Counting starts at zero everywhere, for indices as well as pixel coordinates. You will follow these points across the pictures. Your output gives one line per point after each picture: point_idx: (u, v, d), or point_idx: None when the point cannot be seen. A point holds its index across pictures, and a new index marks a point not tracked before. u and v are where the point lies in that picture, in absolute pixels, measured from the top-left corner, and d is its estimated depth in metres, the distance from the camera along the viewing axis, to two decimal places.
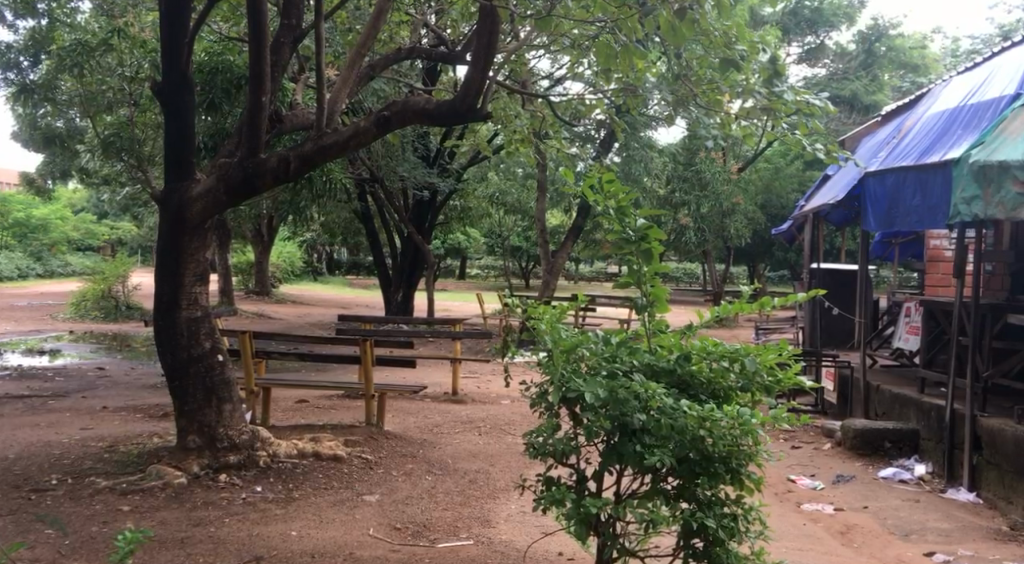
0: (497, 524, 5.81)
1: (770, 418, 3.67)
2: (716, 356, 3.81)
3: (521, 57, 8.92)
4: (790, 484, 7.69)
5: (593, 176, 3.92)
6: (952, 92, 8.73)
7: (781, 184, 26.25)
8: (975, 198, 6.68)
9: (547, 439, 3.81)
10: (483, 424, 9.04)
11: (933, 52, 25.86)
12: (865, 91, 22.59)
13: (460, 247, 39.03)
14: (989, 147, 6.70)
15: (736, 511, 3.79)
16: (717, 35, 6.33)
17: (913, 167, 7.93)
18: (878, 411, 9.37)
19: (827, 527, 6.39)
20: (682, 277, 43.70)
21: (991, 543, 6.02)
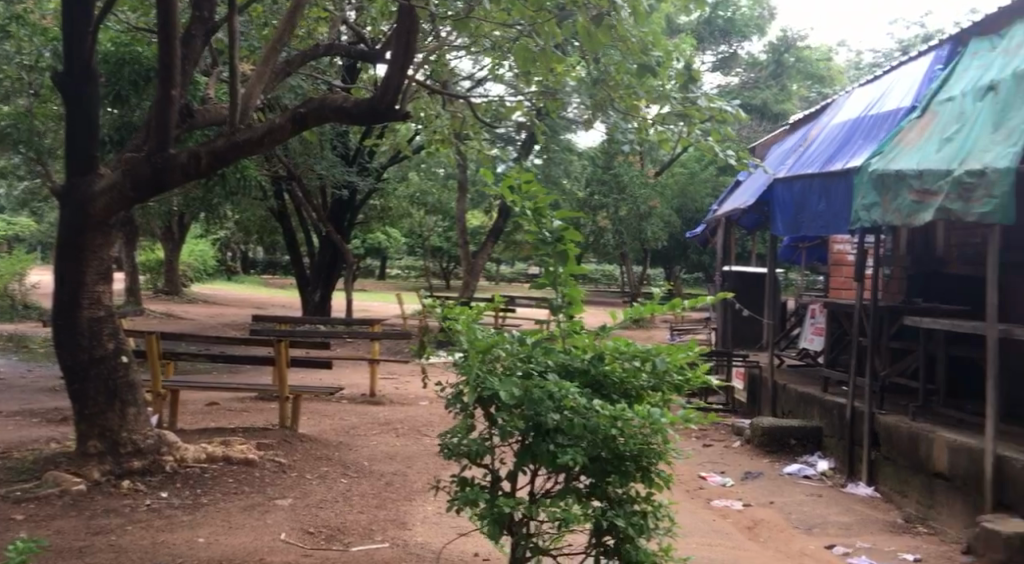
0: (412, 526, 5.78)
1: (680, 418, 3.72)
2: (628, 356, 3.87)
3: (441, 56, 8.91)
4: (701, 482, 7.88)
5: (512, 178, 3.94)
6: (854, 103, 9.09)
7: (695, 188, 26.86)
8: (874, 205, 7.03)
9: (461, 440, 3.81)
10: (401, 426, 8.98)
11: (838, 63, 26.88)
12: (774, 100, 23.40)
13: (379, 248, 38.70)
14: (888, 157, 7.09)
15: (646, 509, 3.82)
16: (634, 41, 6.35)
17: (818, 174, 8.22)
18: (785, 410, 9.69)
19: (735, 522, 6.57)
20: (600, 279, 44.22)
21: (887, 535, 6.27)
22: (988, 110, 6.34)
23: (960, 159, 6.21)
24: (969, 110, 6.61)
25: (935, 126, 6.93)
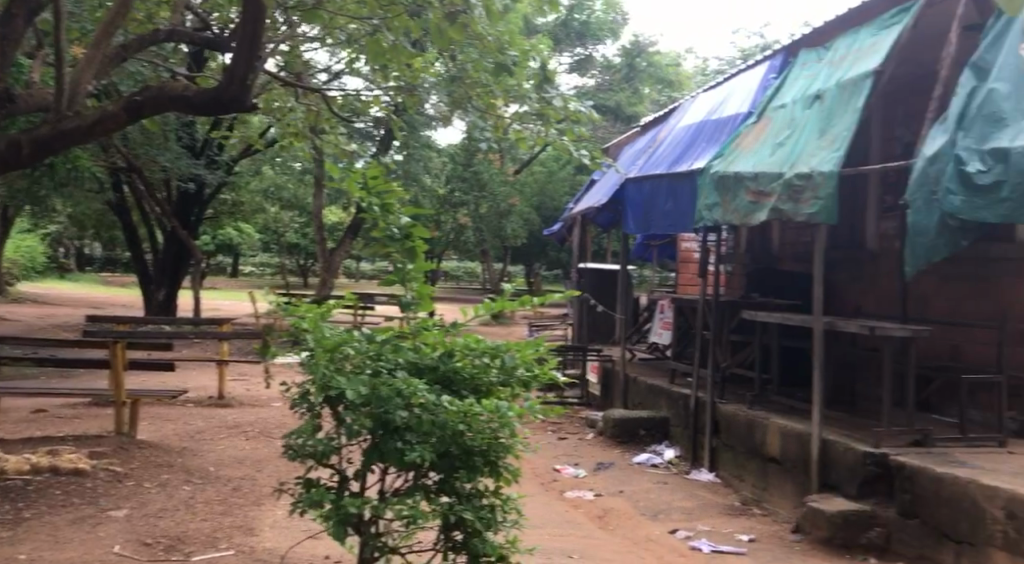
0: (259, 532, 5.60)
1: (527, 412, 3.71)
2: (478, 352, 3.81)
3: (292, 46, 8.67)
4: (555, 474, 8.03)
5: (359, 172, 3.90)
6: (698, 107, 9.49)
7: (554, 187, 27.35)
8: (715, 205, 7.38)
9: (307, 441, 3.71)
10: (250, 429, 8.70)
11: (686, 69, 28.02)
12: (627, 102, 24.13)
13: (232, 244, 37.37)
14: (728, 160, 7.46)
15: (493, 503, 3.81)
16: (490, 40, 6.55)
17: (665, 175, 8.54)
18: (634, 402, 10.02)
19: (586, 512, 6.73)
20: (461, 276, 44.34)
21: (726, 518, 6.59)
22: (816, 117, 6.74)
23: (791, 163, 6.57)
24: (799, 117, 7.00)
25: (769, 131, 7.32)
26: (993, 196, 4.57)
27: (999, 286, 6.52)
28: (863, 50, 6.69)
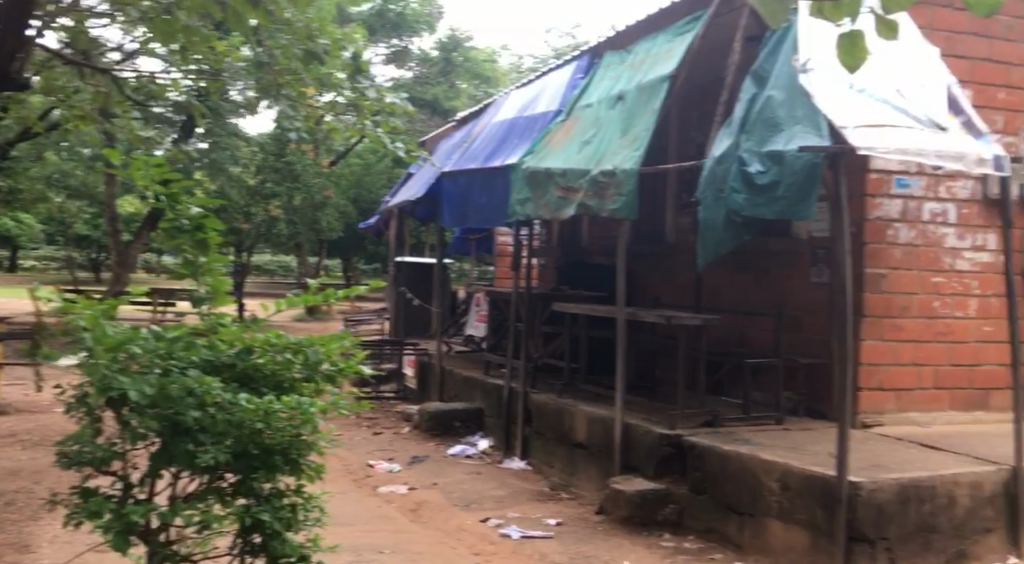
0: (38, 549, 5.20)
1: (330, 407, 3.56)
2: (279, 348, 3.63)
3: (79, 23, 8.06)
4: (368, 469, 7.98)
5: (141, 160, 3.74)
6: (511, 104, 9.69)
7: (371, 180, 27.08)
8: (527, 199, 7.57)
9: (85, 450, 3.45)
10: (30, 438, 8.04)
11: (502, 66, 28.53)
12: (445, 97, 24.27)
13: (14, 235, 34.30)
14: (540, 156, 7.67)
15: (296, 501, 3.69)
16: (298, 25, 6.34)
17: (479, 169, 8.67)
18: (450, 394, 10.12)
19: (398, 506, 6.74)
20: (274, 271, 42.97)
21: (535, 504, 6.79)
22: (619, 117, 7.05)
23: (596, 160, 6.86)
24: (604, 116, 7.31)
25: (576, 129, 7.59)
26: (770, 194, 4.95)
27: (778, 277, 7.10)
28: (660, 55, 7.05)
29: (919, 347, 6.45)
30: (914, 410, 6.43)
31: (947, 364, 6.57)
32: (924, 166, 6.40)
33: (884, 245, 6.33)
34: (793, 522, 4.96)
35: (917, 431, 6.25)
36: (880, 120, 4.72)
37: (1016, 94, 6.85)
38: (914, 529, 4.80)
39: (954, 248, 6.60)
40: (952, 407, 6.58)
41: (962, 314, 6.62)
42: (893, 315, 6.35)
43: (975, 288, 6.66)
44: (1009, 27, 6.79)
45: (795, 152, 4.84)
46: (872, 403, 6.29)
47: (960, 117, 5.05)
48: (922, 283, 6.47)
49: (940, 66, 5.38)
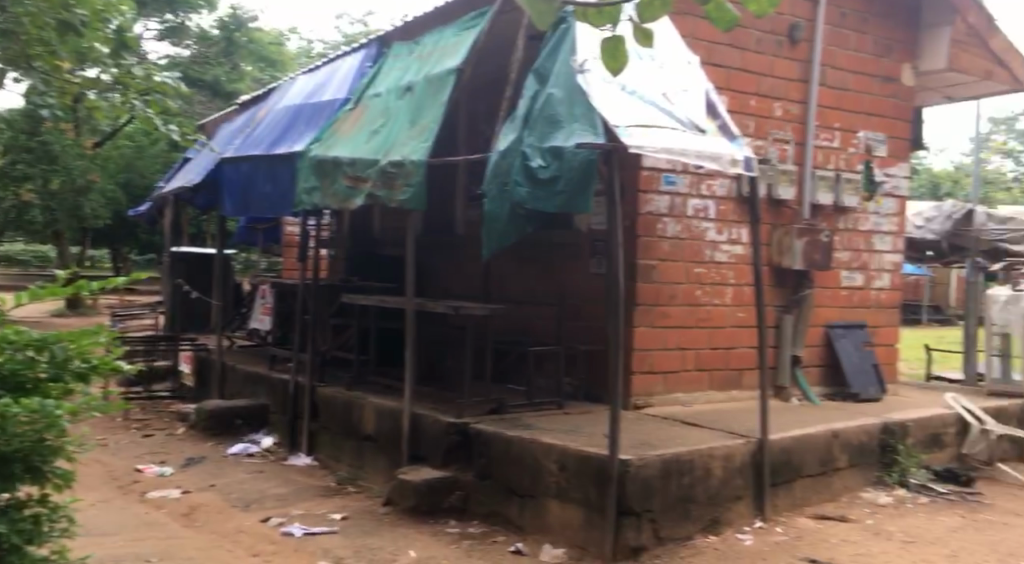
0: None
1: (82, 408, 3.15)
2: (18, 346, 3.18)
3: None
4: (137, 474, 7.51)
5: None
6: (297, 89, 9.40)
7: (144, 164, 25.30)
8: (314, 188, 7.38)
9: None
10: None
11: (287, 49, 27.55)
12: (226, 79, 23.10)
13: None
14: (327, 144, 7.51)
15: (39, 512, 3.29)
16: None
17: (263, 157, 8.35)
18: (232, 391, 9.72)
19: (170, 511, 6.39)
20: (33, 261, 39.21)
21: (318, 499, 6.68)
22: (407, 107, 7.04)
23: (385, 151, 6.81)
24: (392, 107, 7.26)
25: (365, 118, 7.50)
26: (550, 188, 5.07)
27: (559, 268, 7.39)
28: (448, 48, 7.07)
29: (683, 332, 6.95)
30: (679, 391, 6.92)
31: (707, 347, 7.12)
32: (687, 165, 6.88)
33: (654, 237, 6.76)
34: (569, 501, 5.20)
35: (680, 410, 6.73)
36: (647, 119, 5.02)
37: (765, 102, 7.53)
38: (675, 500, 5.18)
39: (713, 241, 7.16)
40: (711, 387, 7.15)
41: (720, 302, 7.19)
42: (661, 303, 6.80)
43: (731, 278, 7.26)
44: (758, 41, 7.46)
45: (574, 149, 4.95)
46: (642, 386, 6.70)
47: (716, 119, 5.48)
48: (686, 273, 6.96)
49: (699, 71, 5.81)
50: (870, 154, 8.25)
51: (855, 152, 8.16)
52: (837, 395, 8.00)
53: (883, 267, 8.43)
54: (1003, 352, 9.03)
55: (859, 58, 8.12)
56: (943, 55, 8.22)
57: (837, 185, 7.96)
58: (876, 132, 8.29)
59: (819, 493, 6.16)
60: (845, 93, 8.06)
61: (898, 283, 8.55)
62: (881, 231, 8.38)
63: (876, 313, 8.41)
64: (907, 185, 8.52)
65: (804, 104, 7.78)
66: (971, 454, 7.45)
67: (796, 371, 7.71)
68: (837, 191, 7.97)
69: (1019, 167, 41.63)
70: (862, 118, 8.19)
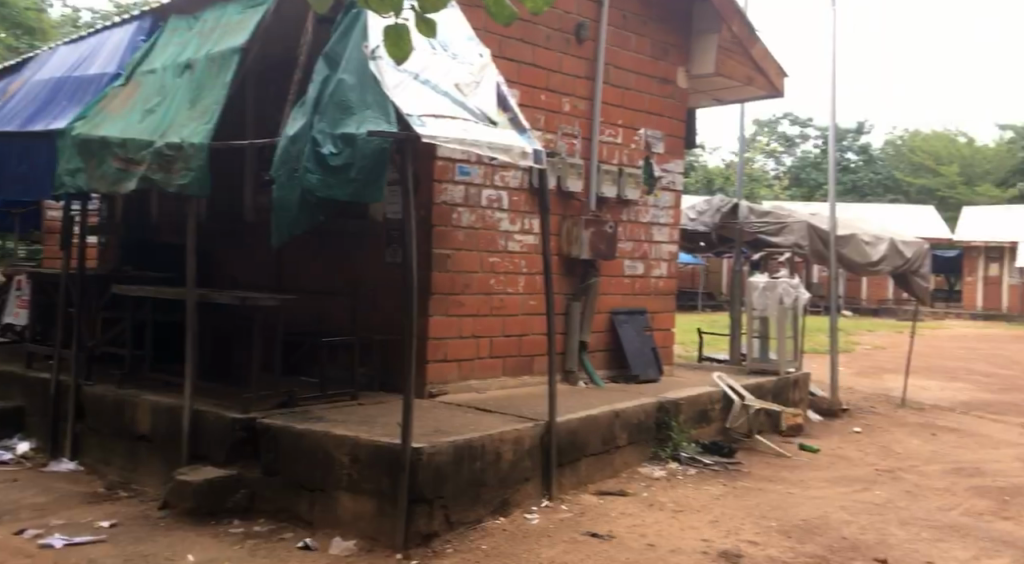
0: None
1: None
2: None
3: None
4: None
5: None
6: (59, 61, 8.63)
7: None
8: (78, 170, 6.81)
9: None
10: None
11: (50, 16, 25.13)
12: None
13: None
14: (93, 123, 6.95)
15: None
16: None
17: (18, 134, 7.59)
18: None
19: None
20: None
21: (84, 507, 6.20)
22: (186, 86, 6.65)
23: (160, 132, 6.40)
24: (169, 84, 6.84)
25: (138, 96, 7.02)
26: (343, 176, 4.99)
27: (352, 257, 7.28)
28: (232, 27, 6.73)
29: (477, 320, 7.07)
30: (473, 377, 7.05)
31: (501, 335, 7.29)
32: (481, 157, 6.98)
33: (449, 227, 6.82)
34: (361, 493, 5.17)
35: (474, 397, 6.86)
36: (438, 111, 4.99)
37: (554, 97, 7.79)
38: (467, 486, 5.28)
39: (507, 231, 7.32)
40: (503, 372, 7.34)
41: (513, 291, 7.38)
42: (456, 292, 6.88)
43: (523, 268, 7.47)
44: (547, 37, 7.69)
45: (365, 137, 4.91)
46: (437, 374, 6.76)
47: (507, 112, 5.49)
48: (480, 263, 7.08)
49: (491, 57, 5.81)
50: (650, 151, 8.76)
51: (636, 148, 8.63)
52: (619, 378, 8.46)
53: (661, 257, 8.99)
54: (762, 334, 9.91)
55: (639, 59, 8.59)
56: (712, 61, 8.88)
57: (620, 179, 8.38)
58: (655, 130, 8.81)
59: (601, 470, 6.49)
60: (627, 92, 8.50)
61: (673, 271, 9.14)
62: (659, 223, 8.93)
63: (654, 299, 8.95)
64: (682, 180, 9.13)
65: (590, 100, 8.12)
66: (733, 427, 8.14)
67: (582, 355, 8.09)
68: (620, 185, 8.40)
69: (778, 167, 45.79)
70: (642, 116, 8.67)
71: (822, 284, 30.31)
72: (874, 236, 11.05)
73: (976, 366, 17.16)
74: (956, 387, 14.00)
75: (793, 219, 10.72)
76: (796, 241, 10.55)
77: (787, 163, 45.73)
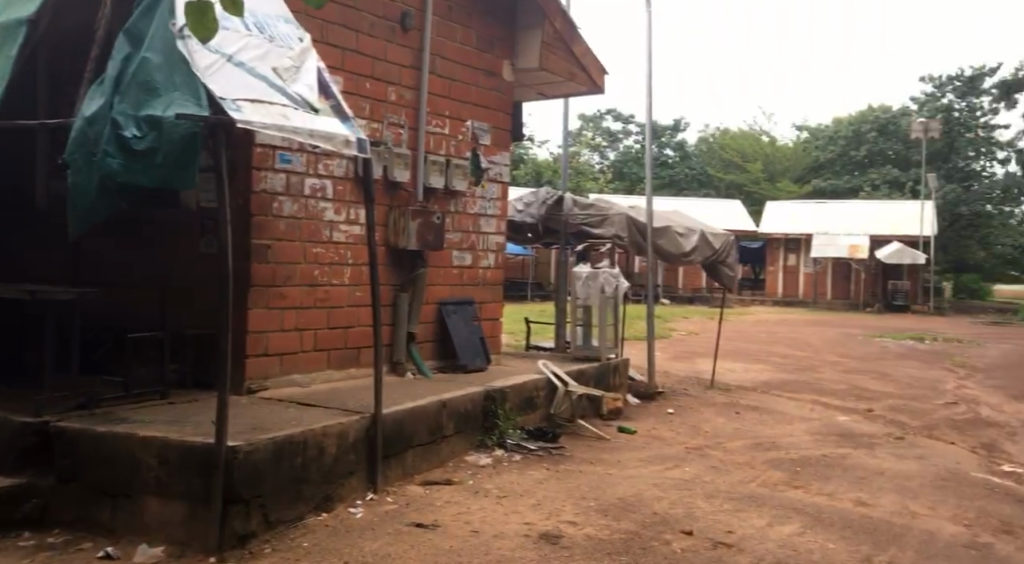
0: None
1: None
2: None
3: None
4: None
5: None
6: None
7: None
8: None
9: None
10: None
11: None
12: None
13: None
14: None
15: None
16: None
17: None
18: None
19: None
20: None
21: None
22: None
23: None
24: None
25: None
26: (148, 160, 4.67)
27: (161, 247, 6.87)
28: None
29: (300, 313, 6.87)
30: (296, 371, 6.86)
31: (326, 327, 7.12)
32: (303, 144, 6.78)
33: (269, 217, 6.59)
34: (171, 497, 4.92)
35: (298, 391, 6.68)
36: (255, 95, 4.78)
37: (379, 85, 7.69)
38: (287, 483, 5.15)
39: (331, 221, 7.15)
40: (328, 365, 7.17)
41: (338, 282, 7.22)
42: (277, 284, 6.65)
43: (349, 259, 7.32)
44: (372, 24, 7.57)
45: (173, 119, 4.61)
46: (258, 368, 6.53)
47: (329, 100, 5.33)
48: (304, 254, 6.89)
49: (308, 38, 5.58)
50: (476, 143, 8.82)
51: (463, 140, 8.67)
52: (446, 368, 8.50)
53: (489, 248, 9.07)
54: (585, 321, 10.23)
55: (465, 51, 8.62)
56: (536, 55, 9.05)
57: (447, 169, 8.37)
58: (482, 122, 8.88)
59: (429, 460, 6.49)
60: (453, 83, 8.51)
61: (501, 263, 9.25)
62: (487, 214, 9.01)
63: (481, 290, 9.02)
64: (508, 172, 9.25)
65: (416, 90, 8.07)
66: (557, 413, 8.37)
67: (410, 346, 8.06)
68: (447, 175, 8.40)
69: (602, 160, 47.48)
70: (468, 108, 8.72)
71: (642, 274, 31.72)
72: (687, 228, 11.67)
73: (777, 349, 18.52)
74: (759, 368, 15.05)
75: (613, 211, 11.11)
76: (616, 232, 10.96)
77: (610, 157, 47.44)
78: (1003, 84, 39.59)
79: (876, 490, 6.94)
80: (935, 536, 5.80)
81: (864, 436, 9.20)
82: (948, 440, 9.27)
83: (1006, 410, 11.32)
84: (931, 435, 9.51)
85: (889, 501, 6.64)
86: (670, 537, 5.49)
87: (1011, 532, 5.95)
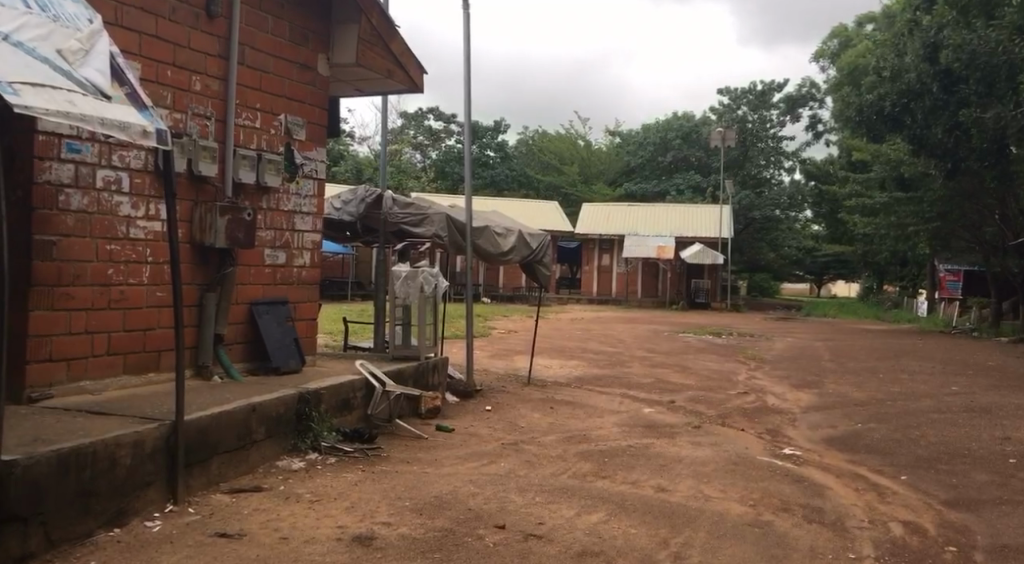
0: None
1: None
2: None
3: None
4: None
5: None
6: None
7: None
8: None
9: None
10: None
11: None
12: None
13: None
14: None
15: None
16: None
17: None
18: None
19: None
20: None
21: None
22: None
23: None
24: None
25: None
26: None
27: None
28: None
29: (91, 315, 6.41)
30: (86, 378, 6.39)
31: (120, 330, 6.65)
32: (94, 133, 6.33)
33: (54, 211, 6.13)
34: None
35: (89, 399, 6.23)
36: (36, 77, 4.36)
37: (182, 74, 7.31)
38: (73, 498, 4.81)
39: (127, 216, 6.68)
40: (124, 370, 6.71)
41: (136, 281, 6.76)
42: (64, 284, 6.19)
43: (148, 256, 6.86)
44: (172, 10, 7.18)
45: None
46: (39, 376, 6.05)
47: (124, 87, 4.97)
48: (95, 250, 6.43)
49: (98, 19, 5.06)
50: (290, 138, 8.56)
51: (274, 134, 8.38)
52: (258, 370, 8.20)
53: (304, 246, 8.81)
54: (405, 321, 10.16)
55: (276, 42, 8.31)
56: (351, 51, 8.90)
57: (258, 164, 8.05)
58: (296, 117, 8.62)
59: (236, 468, 6.22)
60: (263, 75, 8.21)
61: (317, 261, 9.00)
62: (302, 211, 8.75)
63: (297, 289, 8.73)
64: (324, 169, 9.02)
65: (223, 80, 7.72)
66: (375, 414, 8.27)
67: (217, 349, 7.73)
68: (257, 171, 8.07)
69: (423, 160, 47.57)
70: (282, 102, 8.45)
71: (461, 273, 32.17)
72: (506, 228, 11.86)
73: (588, 345, 19.22)
74: (572, 364, 15.56)
75: (432, 210, 11.00)
76: (435, 232, 10.90)
77: (431, 157, 47.67)
78: (789, 99, 43.06)
79: (675, 477, 7.35)
80: (725, 517, 6.20)
81: (666, 426, 9.72)
82: (739, 428, 9.96)
83: (789, 398, 12.31)
84: (724, 423, 10.17)
85: (685, 487, 7.03)
86: (483, 532, 5.56)
87: (789, 511, 6.47)
